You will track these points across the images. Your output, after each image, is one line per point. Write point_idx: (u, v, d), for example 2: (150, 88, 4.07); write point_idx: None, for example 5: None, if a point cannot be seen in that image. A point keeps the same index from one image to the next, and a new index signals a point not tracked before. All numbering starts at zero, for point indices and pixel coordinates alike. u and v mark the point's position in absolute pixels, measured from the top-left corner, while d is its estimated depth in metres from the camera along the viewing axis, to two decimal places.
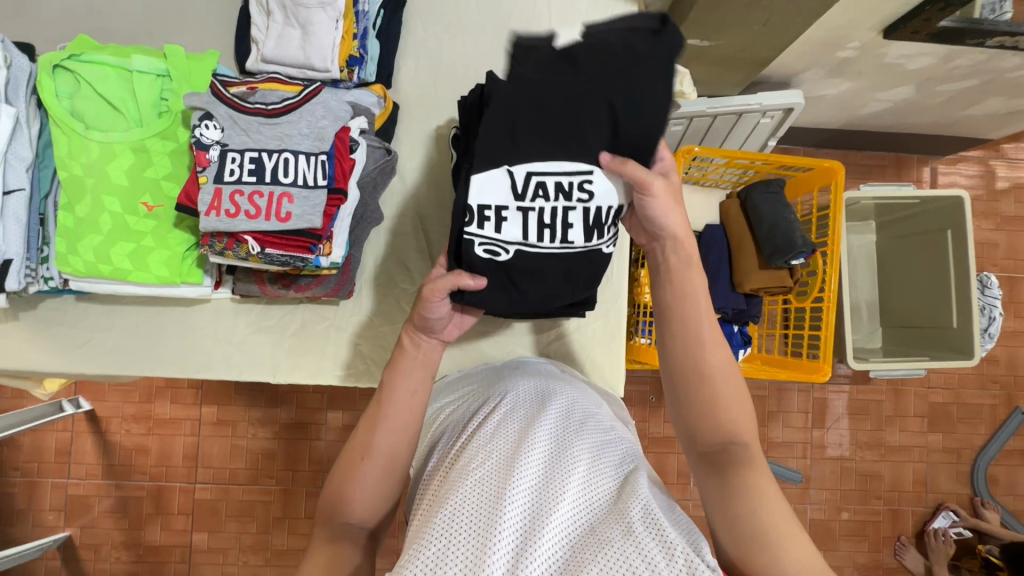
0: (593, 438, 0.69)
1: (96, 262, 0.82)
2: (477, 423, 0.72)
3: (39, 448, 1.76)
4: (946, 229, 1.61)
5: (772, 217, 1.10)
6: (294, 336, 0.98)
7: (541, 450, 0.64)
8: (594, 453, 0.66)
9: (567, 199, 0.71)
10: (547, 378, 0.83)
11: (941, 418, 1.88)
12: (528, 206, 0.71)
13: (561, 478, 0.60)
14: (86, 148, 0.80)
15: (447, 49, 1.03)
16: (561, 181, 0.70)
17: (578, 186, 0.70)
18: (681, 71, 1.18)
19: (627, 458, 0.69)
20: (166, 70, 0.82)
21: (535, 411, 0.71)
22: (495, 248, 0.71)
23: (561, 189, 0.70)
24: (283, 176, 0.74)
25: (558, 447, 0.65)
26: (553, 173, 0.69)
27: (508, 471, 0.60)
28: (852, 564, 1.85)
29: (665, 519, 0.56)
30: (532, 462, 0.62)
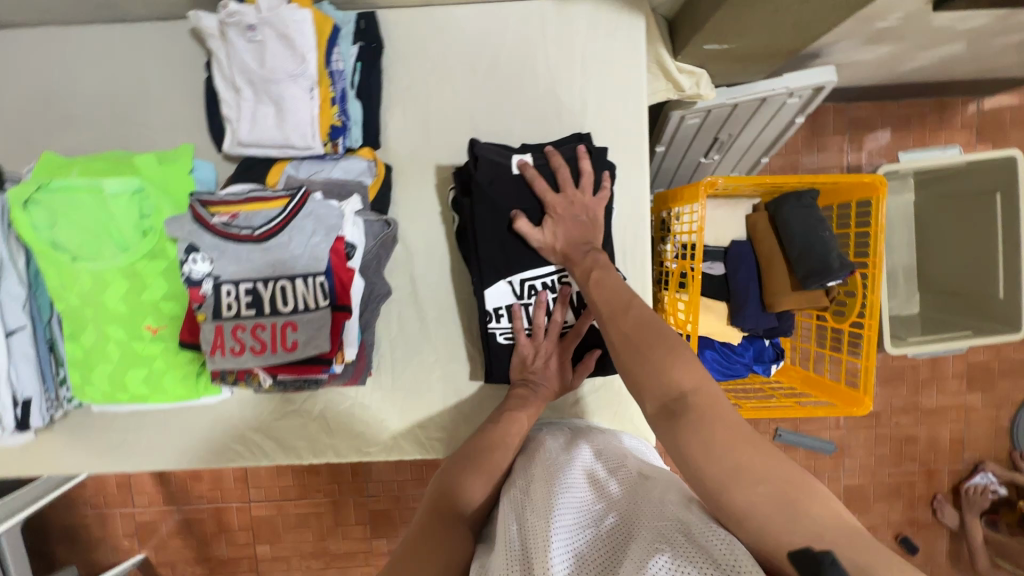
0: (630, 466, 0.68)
1: (113, 390, 0.81)
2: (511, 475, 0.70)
3: (102, 483, 1.87)
4: (996, 191, 1.50)
5: (805, 237, 1.02)
6: (320, 417, 0.97)
7: (577, 489, 0.62)
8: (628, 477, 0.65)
9: (553, 291, 0.83)
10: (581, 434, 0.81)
11: (979, 376, 1.84)
12: (527, 302, 0.83)
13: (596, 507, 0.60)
14: (78, 280, 0.77)
15: (433, 93, 0.92)
16: (545, 280, 0.83)
17: (561, 279, 0.83)
18: (698, 72, 1.05)
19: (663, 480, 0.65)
20: (140, 185, 0.76)
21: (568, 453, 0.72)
22: (511, 336, 0.84)
23: (547, 285, 0.83)
24: (283, 304, 0.70)
25: (595, 480, 0.65)
26: (537, 275, 0.83)
27: (546, 499, 0.60)
28: (887, 523, 1.88)
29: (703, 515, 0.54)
30: (570, 499, 0.60)
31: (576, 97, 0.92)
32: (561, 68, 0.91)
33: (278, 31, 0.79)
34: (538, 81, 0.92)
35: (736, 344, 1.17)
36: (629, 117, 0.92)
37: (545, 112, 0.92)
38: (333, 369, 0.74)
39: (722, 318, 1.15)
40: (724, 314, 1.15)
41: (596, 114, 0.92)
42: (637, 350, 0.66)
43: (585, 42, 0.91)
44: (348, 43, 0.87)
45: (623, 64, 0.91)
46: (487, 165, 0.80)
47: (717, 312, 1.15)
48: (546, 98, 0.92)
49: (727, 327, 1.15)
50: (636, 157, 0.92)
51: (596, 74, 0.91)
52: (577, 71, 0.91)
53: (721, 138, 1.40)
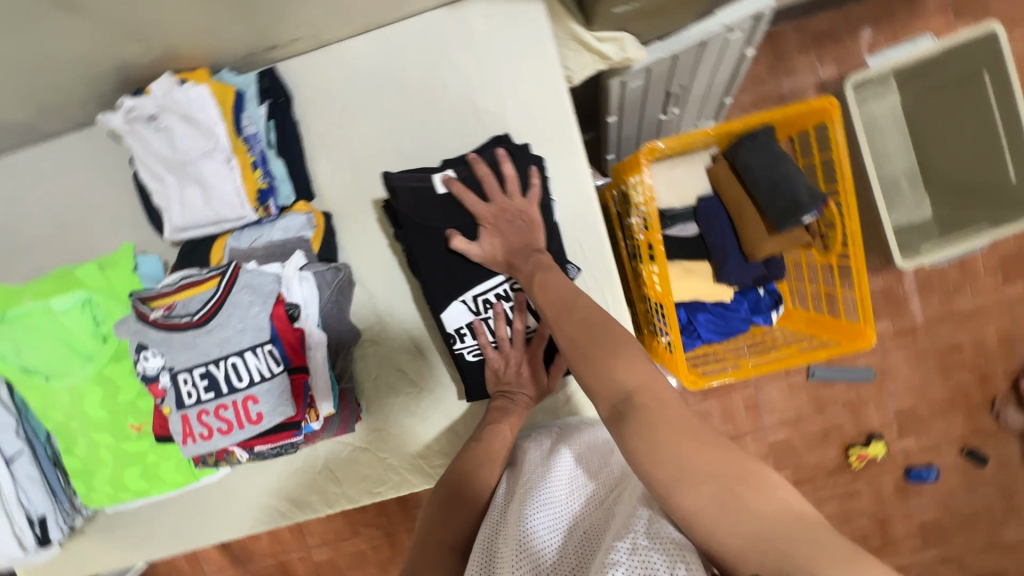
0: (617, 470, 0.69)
1: (116, 491, 0.84)
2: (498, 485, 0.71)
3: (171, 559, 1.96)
4: (982, 71, 1.38)
5: (768, 180, 0.96)
6: (325, 469, 0.99)
7: (556, 503, 0.63)
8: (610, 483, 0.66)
9: (508, 300, 0.81)
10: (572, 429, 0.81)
11: (1016, 266, 1.71)
12: (484, 316, 0.82)
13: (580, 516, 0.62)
14: (57, 397, 0.80)
15: (352, 132, 0.91)
16: (497, 291, 0.81)
17: (513, 286, 0.81)
18: (619, 37, 0.99)
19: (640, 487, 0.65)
20: (87, 296, 0.78)
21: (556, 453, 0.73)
22: (479, 353, 0.82)
23: (500, 296, 0.81)
24: (238, 380, 0.70)
25: (580, 486, 0.66)
26: (487, 287, 0.81)
27: (525, 505, 0.62)
28: (948, 439, 1.79)
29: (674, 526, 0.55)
30: (547, 513, 0.61)
31: (494, 98, 0.89)
32: (472, 73, 0.89)
33: (180, 114, 0.80)
34: (452, 93, 0.89)
35: (728, 300, 1.12)
36: (550, 104, 0.88)
37: (467, 122, 0.90)
38: (305, 428, 0.75)
39: (709, 278, 1.09)
40: (710, 273, 1.09)
41: (517, 110, 0.89)
42: (587, 352, 0.63)
43: (488, 40, 0.88)
44: (255, 105, 0.86)
45: (532, 52, 0.88)
46: (407, 195, 0.80)
47: (700, 273, 1.09)
48: (463, 107, 0.90)
49: (715, 285, 1.09)
50: (568, 140, 0.89)
51: (507, 68, 0.88)
52: (487, 72, 0.89)
53: (674, 91, 1.34)
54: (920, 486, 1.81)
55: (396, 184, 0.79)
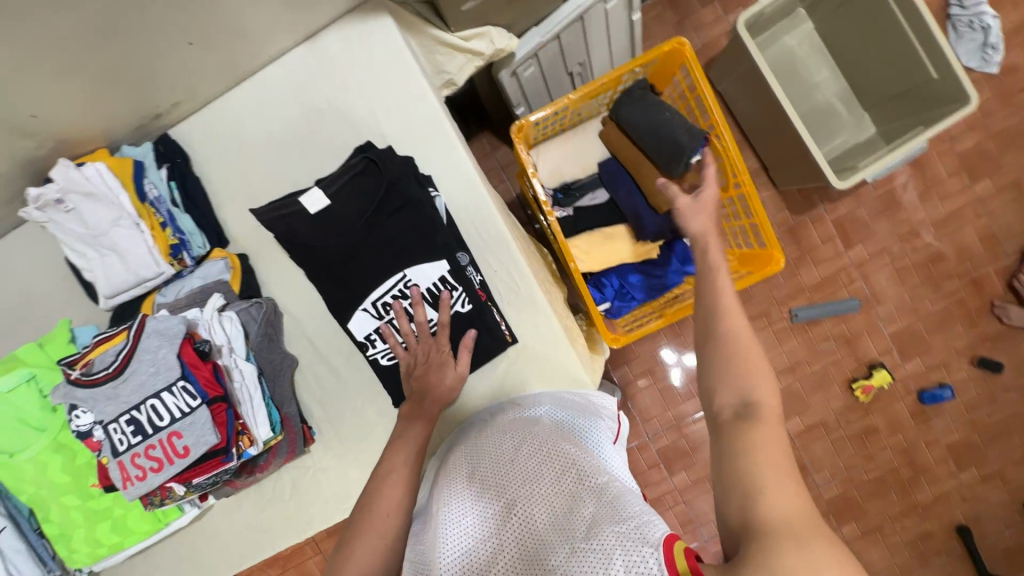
0: (547, 446, 0.69)
1: (94, 547, 0.90)
2: (477, 443, 0.76)
3: None
4: None
5: (648, 129, 0.99)
6: (292, 496, 1.03)
7: (528, 460, 0.67)
8: (538, 467, 0.66)
9: (405, 296, 0.84)
10: (502, 414, 0.82)
11: (980, 162, 1.66)
12: (388, 318, 0.85)
13: (510, 513, 0.62)
14: (22, 470, 0.87)
15: (251, 175, 0.98)
16: (394, 290, 0.84)
17: (408, 284, 0.84)
18: (485, 31, 1.02)
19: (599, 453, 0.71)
20: (30, 372, 0.85)
21: (488, 450, 0.73)
22: (391, 355, 0.86)
23: (398, 294, 0.84)
24: (160, 420, 0.75)
25: (547, 439, 0.71)
26: (383, 289, 0.84)
27: (504, 470, 0.67)
28: (955, 352, 1.71)
29: (621, 505, 0.57)
30: (521, 472, 0.66)
31: (368, 114, 0.94)
32: (343, 96, 0.95)
33: (82, 193, 0.88)
34: (330, 118, 0.95)
35: (656, 257, 1.10)
36: (419, 108, 0.93)
37: (348, 143, 0.95)
38: (234, 454, 0.79)
39: (628, 241, 1.09)
40: (630, 236, 1.09)
41: (391, 121, 0.94)
42: None
43: (351, 61, 0.93)
44: (155, 170, 0.94)
45: (392, 64, 0.93)
46: (280, 224, 0.79)
47: (619, 237, 1.09)
48: (342, 129, 0.95)
49: (639, 245, 1.09)
50: (442, 137, 0.94)
51: (374, 85, 0.94)
52: (358, 92, 0.94)
53: (576, 70, 1.37)
54: (939, 406, 1.73)
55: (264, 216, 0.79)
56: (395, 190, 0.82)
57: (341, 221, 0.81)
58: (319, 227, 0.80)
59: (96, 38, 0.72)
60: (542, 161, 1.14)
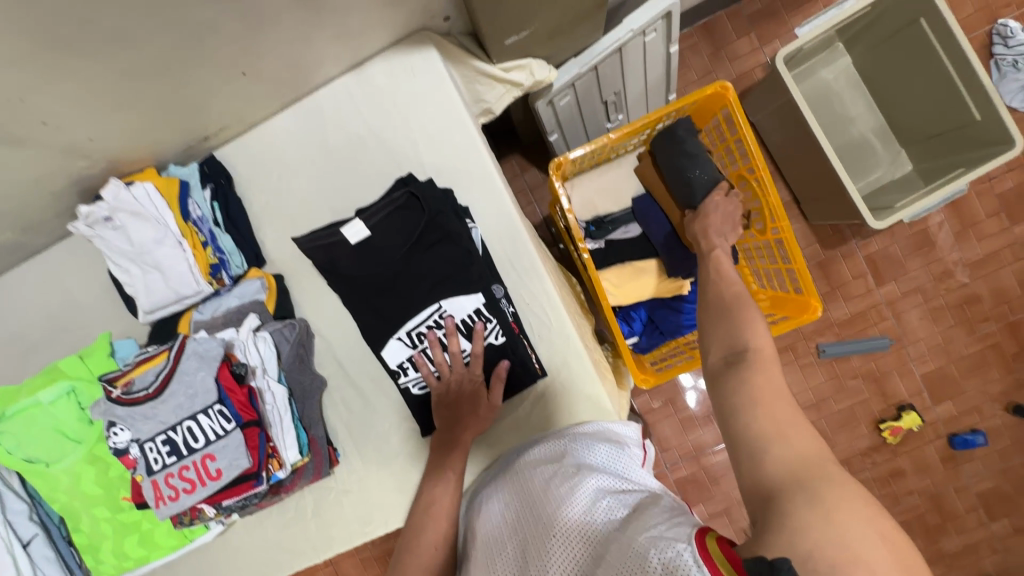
0: (574, 475, 0.69)
1: (121, 559, 0.91)
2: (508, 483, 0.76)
3: None
4: (919, 18, 1.34)
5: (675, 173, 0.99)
6: (314, 517, 1.03)
7: (556, 490, 0.67)
8: (563, 495, 0.65)
9: (440, 326, 0.84)
10: (527, 453, 0.81)
11: (1020, 204, 1.62)
12: (421, 348, 0.85)
13: (541, 543, 0.60)
14: (57, 480, 0.88)
15: (291, 198, 0.99)
16: (428, 321, 0.84)
17: (442, 315, 0.84)
18: (525, 63, 1.04)
19: (629, 482, 0.69)
20: (71, 385, 0.87)
21: (515, 490, 0.72)
22: (423, 385, 0.86)
23: (432, 325, 0.84)
24: (195, 442, 0.77)
25: (576, 470, 0.70)
26: (418, 319, 0.84)
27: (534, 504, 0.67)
28: (988, 397, 1.66)
29: (650, 519, 0.56)
30: (550, 502, 0.65)
31: (409, 144, 0.96)
32: (384, 126, 0.96)
33: (130, 212, 0.91)
34: (370, 147, 0.97)
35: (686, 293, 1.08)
36: (459, 139, 0.94)
37: (388, 169, 0.97)
38: (265, 478, 0.80)
39: (659, 274, 1.08)
40: (659, 269, 1.08)
41: (431, 152, 0.95)
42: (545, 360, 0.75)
43: (394, 92, 0.95)
44: (199, 191, 0.96)
45: (434, 95, 0.95)
46: (321, 253, 0.81)
47: (648, 271, 1.08)
48: (381, 158, 0.97)
49: (668, 281, 1.08)
50: (481, 170, 0.94)
51: (415, 116, 0.95)
52: (400, 123, 0.96)
53: (610, 100, 1.38)
54: (970, 452, 1.67)
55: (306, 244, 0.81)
56: (434, 224, 0.81)
57: (381, 253, 0.81)
58: (360, 257, 0.81)
59: (152, 69, 0.74)
60: (576, 193, 1.15)
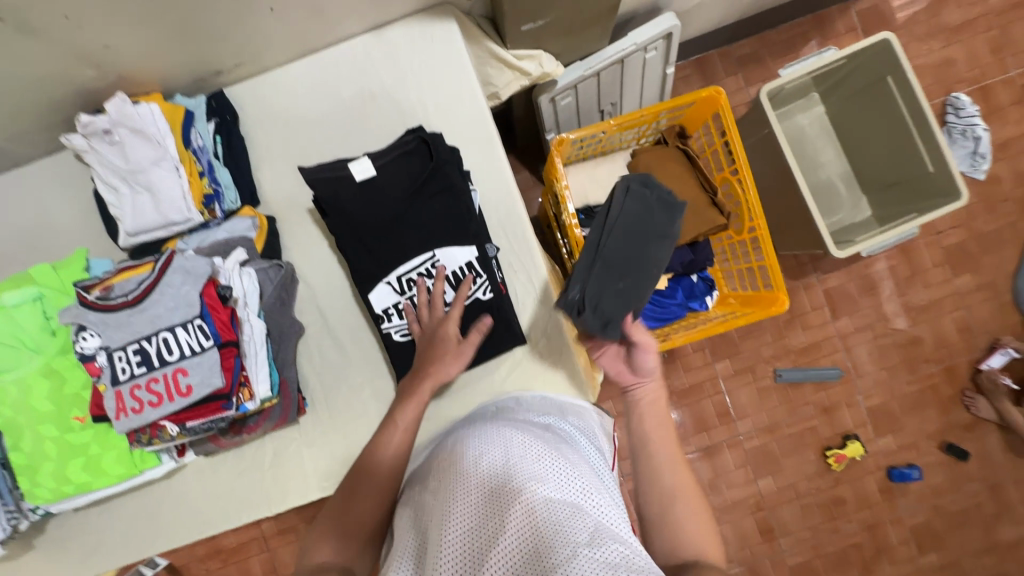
0: (535, 462, 0.67)
1: (59, 484, 0.86)
2: (465, 445, 0.73)
3: None
4: (887, 76, 1.49)
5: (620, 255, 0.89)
6: (273, 466, 1.01)
7: (512, 474, 0.65)
8: (542, 471, 0.65)
9: (430, 275, 0.86)
10: (498, 413, 0.81)
11: (962, 258, 1.77)
12: (409, 295, 0.87)
13: (499, 513, 0.60)
14: (5, 391, 0.84)
15: (295, 141, 1.01)
16: (419, 269, 0.86)
17: (434, 264, 0.86)
18: (536, 54, 1.12)
19: (587, 476, 0.68)
20: (39, 291, 0.84)
21: (490, 441, 0.72)
22: (406, 332, 0.87)
23: (422, 274, 0.86)
24: (169, 354, 0.75)
25: (537, 455, 0.68)
26: (410, 266, 0.86)
27: (488, 483, 0.65)
28: (925, 435, 1.77)
29: (604, 543, 0.55)
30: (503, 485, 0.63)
31: (419, 106, 1.00)
32: (397, 86, 1.00)
33: (130, 128, 0.90)
34: (380, 103, 1.00)
35: (664, 288, 1.16)
36: (468, 108, 0.99)
37: (393, 128, 1.00)
38: (235, 403, 0.78)
39: None
40: None
41: (438, 115, 0.99)
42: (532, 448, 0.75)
43: (411, 56, 0.99)
44: (204, 122, 0.97)
45: (448, 63, 0.99)
46: (324, 187, 0.82)
47: None
48: (390, 116, 1.00)
49: None
50: (486, 138, 0.99)
51: (427, 81, 0.99)
52: (412, 86, 1.00)
53: (607, 109, 1.46)
54: (905, 486, 1.77)
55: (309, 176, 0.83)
56: (438, 174, 0.84)
57: (383, 196, 0.83)
58: (361, 196, 0.83)
59: None
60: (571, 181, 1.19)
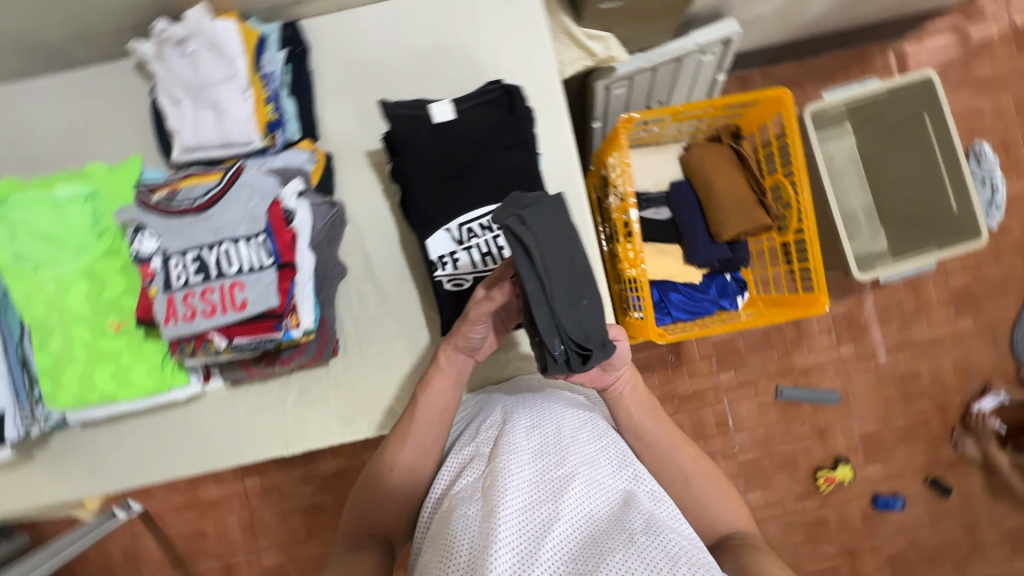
0: (579, 447, 0.63)
1: (83, 391, 0.83)
2: (500, 424, 0.69)
3: (107, 558, 1.79)
4: (923, 113, 1.53)
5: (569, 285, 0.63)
6: (295, 407, 0.99)
7: (557, 461, 0.61)
8: (591, 458, 0.62)
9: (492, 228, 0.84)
10: (534, 393, 0.77)
11: (966, 301, 1.83)
12: (467, 245, 0.84)
13: (543, 500, 0.57)
14: (42, 287, 0.82)
15: (364, 83, 1.00)
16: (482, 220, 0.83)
17: None
18: (605, 36, 1.15)
19: (631, 463, 0.65)
20: (91, 190, 0.83)
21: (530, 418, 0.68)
22: (459, 282, 0.84)
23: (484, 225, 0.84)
24: (228, 267, 0.74)
25: (584, 440, 0.65)
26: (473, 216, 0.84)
27: (531, 466, 0.61)
28: (911, 468, 1.82)
29: (659, 537, 0.52)
30: (548, 472, 0.60)
31: (493, 66, 1.00)
32: (475, 43, 1.00)
33: (206, 41, 0.88)
34: (453, 59, 1.00)
35: (698, 283, 1.19)
36: (541, 74, 0.98)
37: (463, 84, 1.00)
38: (285, 326, 0.77)
39: (679, 259, 1.18)
40: (680, 255, 1.18)
41: (511, 78, 0.99)
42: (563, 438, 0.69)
43: (492, 16, 1.00)
44: (275, 50, 0.95)
45: (527, 27, 0.99)
46: (403, 122, 0.82)
47: (670, 254, 1.18)
48: (463, 72, 1.00)
49: (685, 267, 1.18)
50: (556, 106, 0.98)
51: (504, 41, 1.00)
52: (489, 44, 1.00)
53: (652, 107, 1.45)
54: (887, 515, 1.81)
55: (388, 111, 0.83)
56: (514, 128, 0.84)
57: (458, 142, 0.83)
58: (437, 138, 0.82)
59: None
60: None
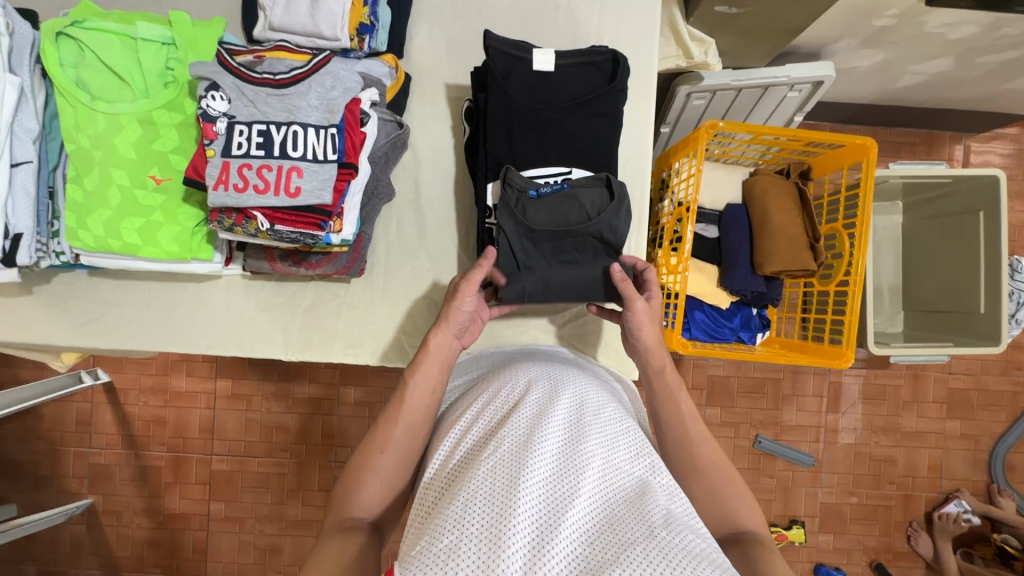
0: (598, 435, 0.61)
1: (106, 236, 0.81)
2: (515, 400, 0.67)
3: (36, 420, 1.64)
4: (979, 211, 1.30)
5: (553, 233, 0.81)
6: (305, 314, 0.97)
7: (575, 442, 0.59)
8: (607, 446, 0.60)
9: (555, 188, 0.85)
10: (551, 368, 0.75)
11: (962, 404, 1.73)
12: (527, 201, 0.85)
13: (561, 479, 0.54)
14: (92, 120, 0.78)
15: (461, 14, 0.97)
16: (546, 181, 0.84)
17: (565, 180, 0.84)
18: (707, 41, 1.13)
19: (648, 454, 0.63)
20: (171, 38, 0.80)
21: (546, 397, 0.66)
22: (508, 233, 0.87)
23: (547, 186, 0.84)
24: (292, 149, 0.72)
25: (602, 427, 0.63)
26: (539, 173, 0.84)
27: (551, 441, 0.59)
28: (862, 548, 1.74)
29: (679, 531, 0.50)
30: (564, 451, 0.58)
31: (594, 37, 0.97)
32: (583, 7, 0.97)
33: None
34: (559, 16, 0.97)
35: (724, 308, 1.18)
36: (641, 54, 0.96)
37: (562, 45, 0.98)
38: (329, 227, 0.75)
39: (713, 280, 1.17)
40: (715, 276, 1.17)
41: None
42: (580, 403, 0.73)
43: None
44: None
45: (639, 4, 0.96)
46: (501, 58, 0.82)
47: (707, 273, 1.17)
48: (563, 33, 0.98)
49: (716, 289, 1.17)
50: (645, 91, 0.96)
51: (614, 11, 0.96)
52: (596, 12, 0.97)
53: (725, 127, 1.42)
54: None
55: (490, 43, 0.82)
56: (608, 99, 0.83)
57: (546, 97, 0.83)
58: (529, 89, 0.83)
59: None
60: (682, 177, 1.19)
